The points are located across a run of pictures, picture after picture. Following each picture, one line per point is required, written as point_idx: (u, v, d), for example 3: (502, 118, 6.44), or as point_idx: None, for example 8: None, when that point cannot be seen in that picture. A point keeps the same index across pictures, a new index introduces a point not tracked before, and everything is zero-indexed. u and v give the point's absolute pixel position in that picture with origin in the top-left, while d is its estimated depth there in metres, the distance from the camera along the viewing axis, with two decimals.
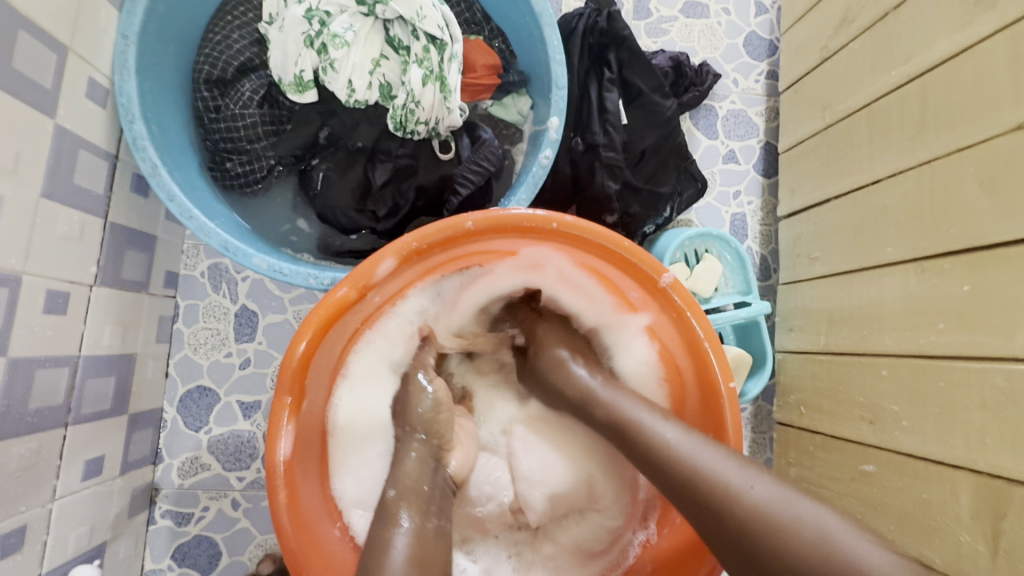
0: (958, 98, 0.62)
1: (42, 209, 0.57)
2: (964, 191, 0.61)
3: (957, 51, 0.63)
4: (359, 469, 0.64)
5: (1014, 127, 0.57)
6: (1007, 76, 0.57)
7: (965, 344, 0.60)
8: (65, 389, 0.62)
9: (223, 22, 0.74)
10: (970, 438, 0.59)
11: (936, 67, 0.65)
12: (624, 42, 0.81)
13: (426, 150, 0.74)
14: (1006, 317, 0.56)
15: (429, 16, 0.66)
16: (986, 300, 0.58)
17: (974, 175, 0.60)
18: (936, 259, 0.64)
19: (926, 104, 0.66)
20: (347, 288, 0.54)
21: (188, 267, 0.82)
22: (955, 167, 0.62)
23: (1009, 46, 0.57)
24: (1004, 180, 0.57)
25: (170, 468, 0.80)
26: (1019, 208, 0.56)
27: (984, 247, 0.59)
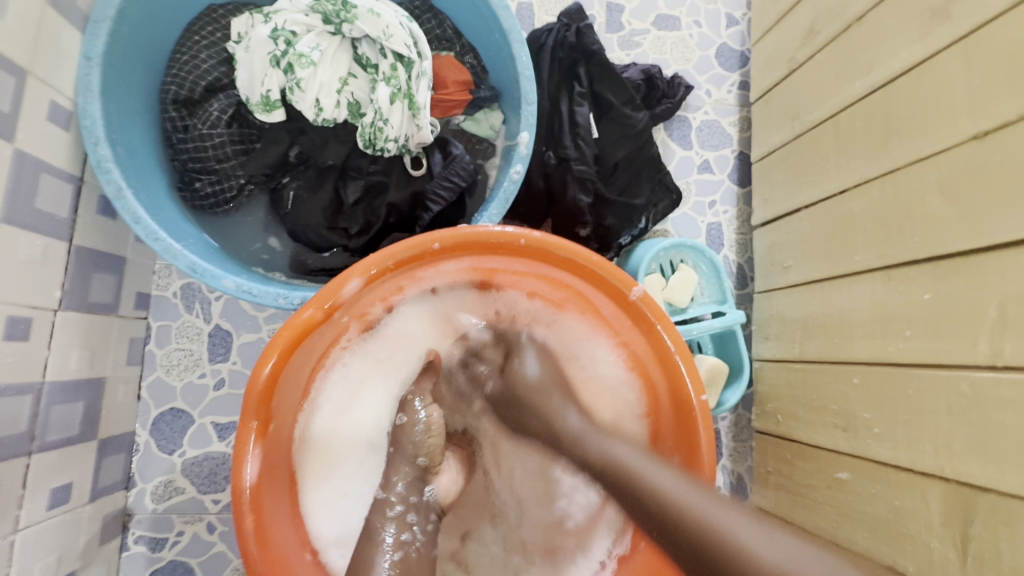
0: (918, 109, 0.63)
1: (1, 234, 0.56)
2: (925, 199, 0.62)
3: (915, 62, 0.64)
4: (337, 498, 0.63)
5: (971, 137, 0.57)
6: (963, 87, 0.58)
7: (931, 351, 0.61)
8: (28, 416, 0.61)
9: (191, 42, 0.73)
10: (940, 446, 0.59)
11: (897, 78, 0.66)
12: (594, 57, 0.82)
13: (397, 166, 0.74)
14: (967, 324, 0.57)
15: (396, 35, 0.66)
16: (947, 306, 0.59)
17: (935, 184, 0.61)
18: (902, 268, 0.65)
19: (890, 114, 0.67)
20: (312, 309, 0.53)
21: (160, 287, 0.81)
22: (917, 177, 0.63)
23: (963, 57, 0.59)
24: (964, 188, 0.58)
25: (143, 492, 0.79)
26: (978, 216, 0.57)
27: (946, 255, 0.60)
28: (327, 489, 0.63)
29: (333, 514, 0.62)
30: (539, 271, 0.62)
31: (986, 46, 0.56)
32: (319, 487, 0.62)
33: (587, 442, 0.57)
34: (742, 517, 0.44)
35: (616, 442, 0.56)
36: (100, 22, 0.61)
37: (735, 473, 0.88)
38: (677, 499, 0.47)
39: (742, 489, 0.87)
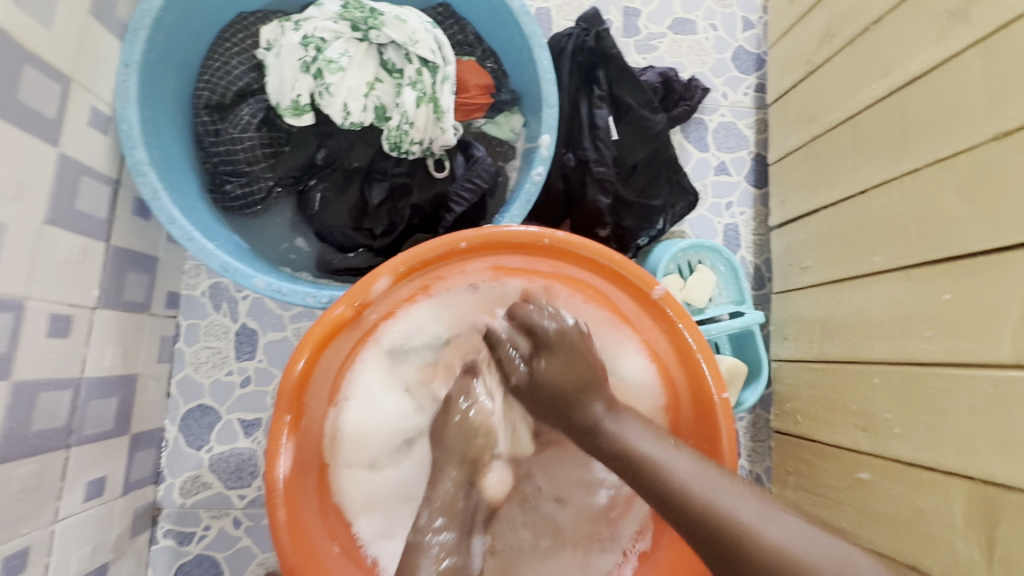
0: (937, 110, 0.64)
1: (45, 234, 0.58)
2: (946, 200, 0.62)
3: (934, 64, 0.65)
4: (364, 494, 0.63)
5: (991, 138, 0.58)
6: (984, 88, 0.59)
7: (953, 351, 0.61)
8: (67, 411, 0.63)
9: (223, 49, 0.75)
10: (962, 445, 0.59)
11: (916, 80, 0.67)
12: (613, 60, 0.83)
13: (421, 168, 0.76)
14: (990, 323, 0.57)
15: (421, 40, 0.69)
16: (968, 306, 0.59)
17: (956, 185, 0.61)
18: (923, 267, 0.65)
19: (909, 115, 0.67)
20: (343, 306, 0.55)
21: (189, 287, 0.83)
22: (937, 177, 0.64)
23: (984, 58, 0.59)
24: (985, 188, 0.58)
25: (172, 487, 0.81)
26: (1000, 216, 0.57)
27: (968, 255, 0.60)
28: (363, 484, 0.63)
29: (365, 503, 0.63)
30: (561, 271, 0.64)
31: (1007, 47, 0.57)
32: (355, 482, 0.63)
33: (603, 429, 0.56)
34: (769, 515, 0.46)
35: (636, 431, 0.55)
36: (138, 30, 0.64)
37: (754, 473, 0.88)
38: (716, 498, 0.47)
39: (761, 489, 0.88)
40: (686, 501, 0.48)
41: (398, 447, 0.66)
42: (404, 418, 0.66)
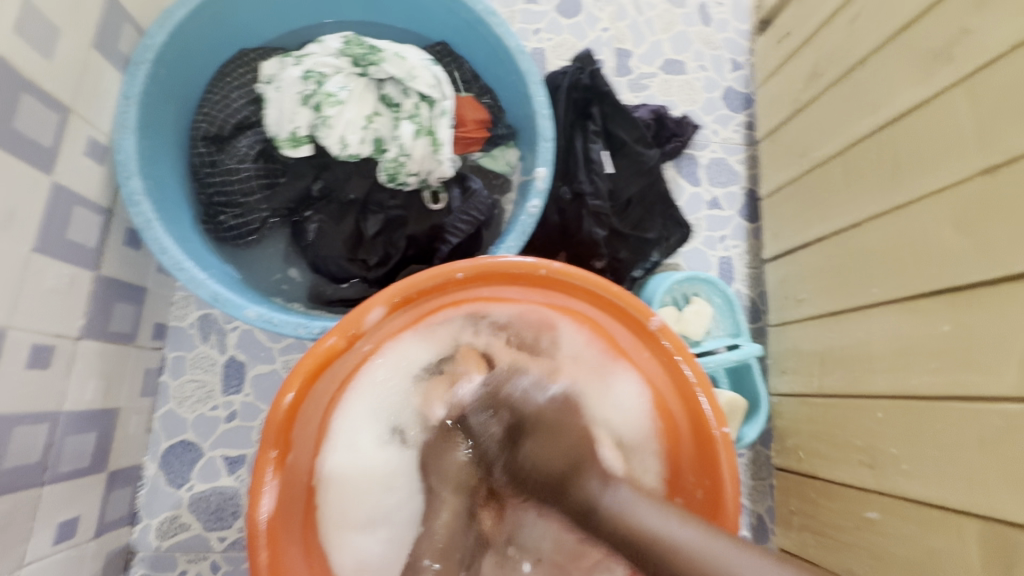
0: (924, 145, 0.66)
1: (33, 262, 0.57)
2: (942, 233, 0.63)
3: (919, 102, 0.67)
4: (353, 545, 0.60)
5: (979, 172, 0.59)
6: (971, 123, 0.60)
7: (953, 384, 0.60)
8: (43, 446, 0.60)
9: (223, 83, 0.76)
10: (973, 481, 0.57)
11: (902, 117, 0.69)
12: (606, 98, 0.85)
13: (417, 200, 0.76)
14: (991, 356, 0.57)
15: (420, 76, 0.71)
16: (970, 337, 0.59)
17: (950, 217, 0.62)
18: (920, 299, 0.65)
19: (898, 150, 0.69)
20: (335, 337, 0.54)
21: (178, 318, 0.82)
22: (930, 211, 0.64)
23: (967, 96, 0.61)
24: (979, 222, 0.59)
25: (147, 528, 0.76)
26: (995, 249, 0.57)
27: (961, 287, 0.60)
28: (350, 538, 0.60)
29: (353, 555, 0.59)
30: (556, 303, 0.63)
31: (990, 87, 0.59)
32: (342, 535, 0.59)
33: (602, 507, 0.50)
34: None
35: (640, 504, 0.49)
36: (140, 64, 0.65)
37: (756, 513, 0.86)
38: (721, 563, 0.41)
39: (764, 531, 0.85)
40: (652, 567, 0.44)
41: (390, 501, 0.62)
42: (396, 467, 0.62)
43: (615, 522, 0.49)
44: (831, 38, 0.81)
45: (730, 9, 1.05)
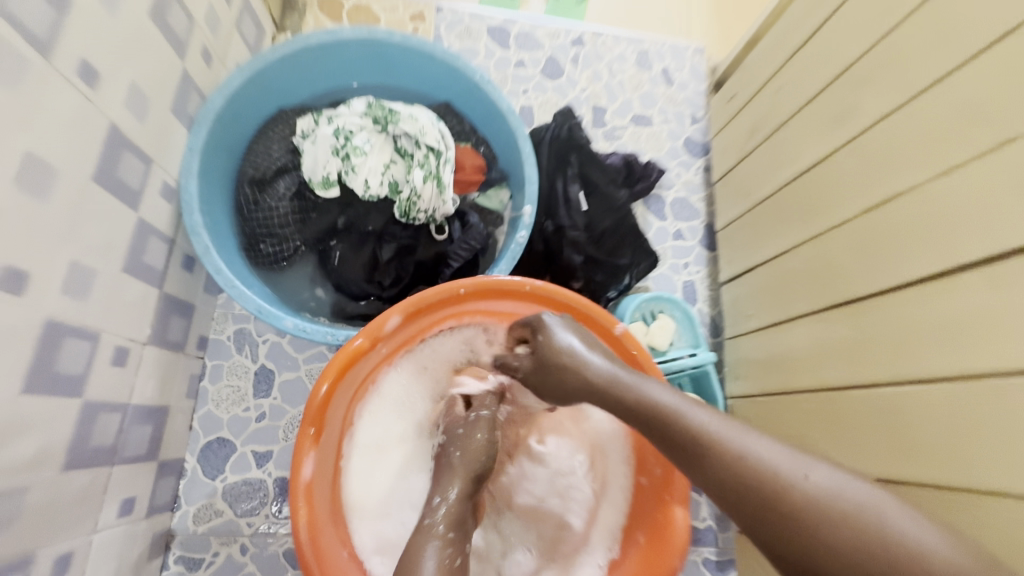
0: (823, 188, 0.82)
1: (121, 279, 0.70)
2: (838, 258, 0.78)
3: (818, 157, 0.84)
4: (373, 525, 0.70)
5: (859, 213, 0.75)
6: (850, 172, 0.77)
7: (851, 377, 0.75)
8: (116, 431, 0.72)
9: (266, 136, 0.93)
10: (869, 454, 0.71)
11: (808, 168, 0.86)
12: (583, 148, 1.02)
13: (425, 232, 0.91)
14: (870, 352, 0.72)
15: (429, 132, 0.87)
16: (860, 339, 0.74)
17: (840, 247, 0.78)
18: (826, 311, 0.80)
19: (806, 193, 0.86)
20: (362, 338, 0.68)
21: (217, 331, 0.95)
22: (828, 243, 0.80)
23: (850, 153, 0.78)
24: (859, 247, 0.75)
25: (186, 514, 0.88)
26: (872, 269, 0.73)
27: (850, 301, 0.76)
28: (370, 518, 0.70)
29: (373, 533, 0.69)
30: None
31: (863, 147, 0.76)
32: (363, 516, 0.70)
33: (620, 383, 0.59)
34: (805, 467, 0.48)
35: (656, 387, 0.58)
36: (204, 124, 0.81)
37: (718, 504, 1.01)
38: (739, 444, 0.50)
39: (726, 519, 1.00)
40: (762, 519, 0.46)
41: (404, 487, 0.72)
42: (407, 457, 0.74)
43: (632, 396, 0.57)
44: (764, 101, 0.99)
45: (689, 72, 1.24)
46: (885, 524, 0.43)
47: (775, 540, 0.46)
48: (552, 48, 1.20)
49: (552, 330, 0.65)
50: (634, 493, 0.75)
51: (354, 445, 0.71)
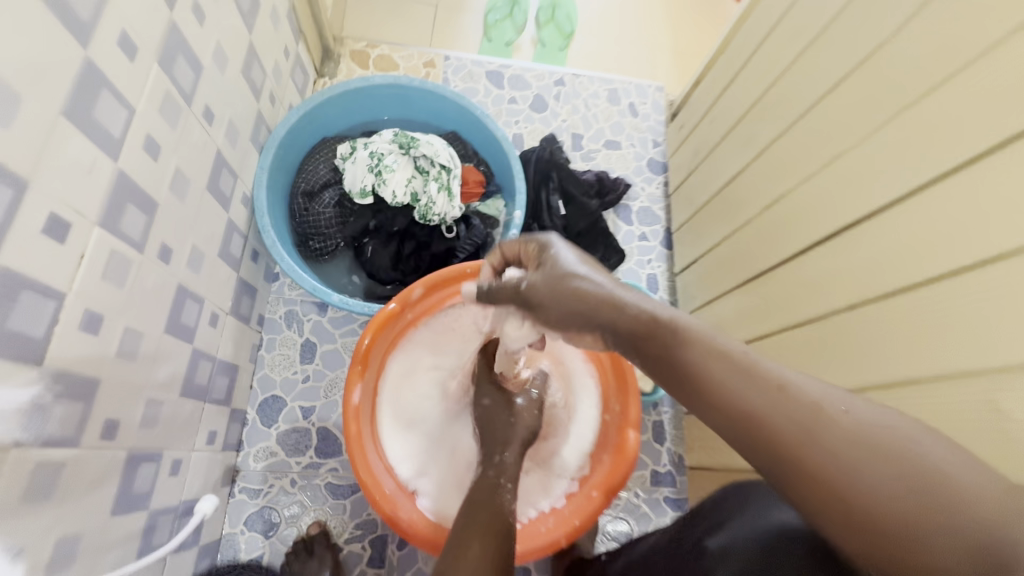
0: (734, 194, 1.07)
1: (218, 261, 0.95)
2: (743, 245, 1.03)
3: (729, 176, 1.10)
4: (405, 445, 0.95)
5: (756, 215, 0.99)
6: (747, 182, 1.03)
7: (749, 333, 0.99)
8: (209, 377, 0.96)
9: (313, 158, 1.18)
10: None
11: (725, 183, 1.11)
12: (562, 166, 1.28)
13: (438, 232, 1.16)
14: (760, 315, 0.96)
15: (442, 155, 1.13)
16: (754, 306, 0.98)
17: (743, 240, 1.03)
18: (736, 288, 1.05)
19: (724, 200, 1.11)
20: (393, 304, 0.92)
21: (271, 312, 1.20)
22: (738, 238, 1.05)
23: (749, 170, 1.02)
24: (754, 237, 0.99)
25: (248, 454, 1.10)
26: (761, 252, 0.97)
27: (748, 279, 1.01)
28: (402, 439, 0.95)
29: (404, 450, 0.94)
30: None
31: (755, 166, 1.01)
32: (396, 437, 0.95)
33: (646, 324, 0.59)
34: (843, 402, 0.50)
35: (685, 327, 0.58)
36: (269, 148, 1.06)
37: (677, 453, 1.23)
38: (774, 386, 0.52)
39: (681, 464, 1.23)
40: (804, 457, 0.48)
41: (425, 417, 0.98)
42: (429, 396, 0.99)
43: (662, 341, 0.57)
44: (701, 130, 1.26)
45: (651, 106, 1.52)
46: (915, 452, 0.45)
47: (817, 482, 0.47)
48: (539, 87, 1.48)
49: (552, 248, 0.65)
50: (598, 425, 1.01)
51: (387, 387, 0.97)
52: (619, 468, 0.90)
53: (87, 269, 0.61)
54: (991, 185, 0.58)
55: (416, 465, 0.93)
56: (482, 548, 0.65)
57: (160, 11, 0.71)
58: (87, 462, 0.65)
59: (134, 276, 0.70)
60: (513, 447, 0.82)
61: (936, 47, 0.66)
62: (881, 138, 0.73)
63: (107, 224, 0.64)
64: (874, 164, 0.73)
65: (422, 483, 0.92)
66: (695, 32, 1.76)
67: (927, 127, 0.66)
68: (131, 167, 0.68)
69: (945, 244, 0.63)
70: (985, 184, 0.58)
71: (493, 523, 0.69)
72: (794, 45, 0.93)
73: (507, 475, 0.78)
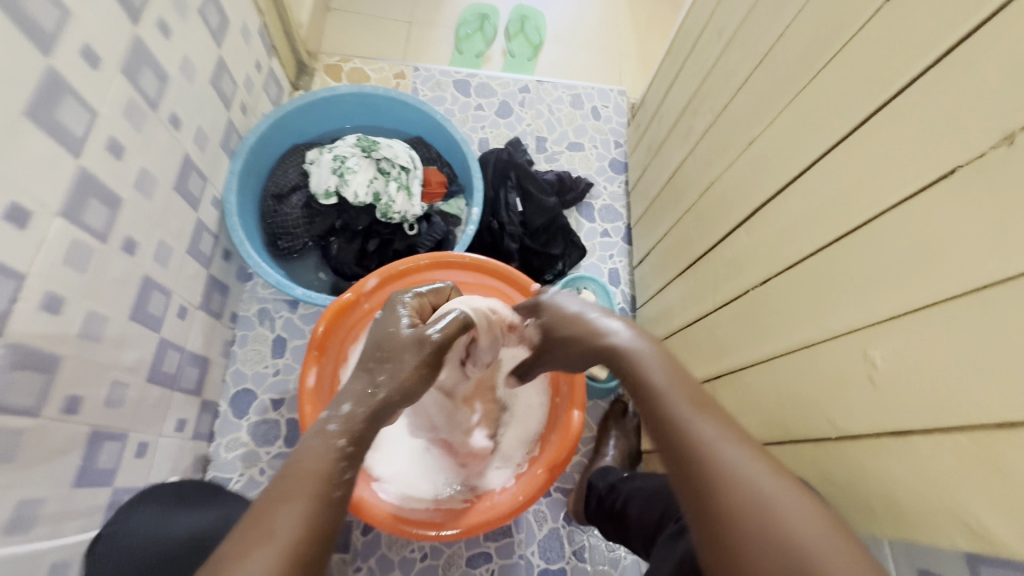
0: (677, 186, 1.12)
1: (186, 257, 1.01)
2: (685, 232, 1.07)
3: (673, 169, 1.15)
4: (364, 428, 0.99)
5: (695, 202, 1.04)
6: (687, 174, 1.08)
7: (689, 316, 1.03)
8: (177, 366, 1.01)
9: (284, 164, 1.25)
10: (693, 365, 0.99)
11: (670, 176, 1.17)
12: (520, 166, 1.34)
13: (400, 230, 1.23)
14: (697, 297, 1.00)
15: (400, 157, 1.20)
16: (692, 290, 1.03)
17: (685, 231, 1.07)
18: (679, 275, 1.09)
19: (670, 192, 1.16)
20: (348, 293, 0.98)
21: (245, 309, 1.26)
22: (682, 227, 1.09)
23: (689, 162, 1.07)
24: (693, 226, 1.04)
25: (220, 444, 1.16)
26: (698, 239, 1.02)
27: (688, 266, 1.05)
28: None
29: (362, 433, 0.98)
30: (480, 279, 1.07)
31: (692, 158, 1.06)
32: None
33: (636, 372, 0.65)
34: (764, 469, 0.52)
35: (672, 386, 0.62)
36: (240, 153, 1.13)
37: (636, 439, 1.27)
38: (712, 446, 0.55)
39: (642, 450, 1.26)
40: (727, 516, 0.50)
41: None
42: None
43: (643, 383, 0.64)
44: (652, 130, 1.32)
45: (613, 109, 1.59)
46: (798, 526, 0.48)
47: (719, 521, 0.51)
48: (504, 94, 1.55)
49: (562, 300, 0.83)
50: (549, 408, 1.05)
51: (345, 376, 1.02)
52: (564, 444, 0.94)
53: (48, 253, 0.68)
54: (857, 157, 0.62)
55: (373, 448, 0.98)
56: (272, 551, 0.49)
57: (124, 27, 0.78)
58: (50, 433, 0.71)
59: (97, 264, 0.77)
60: (358, 386, 0.67)
61: (817, 37, 0.71)
62: (783, 122, 0.78)
63: (69, 215, 0.71)
64: (776, 148, 0.78)
65: (385, 469, 0.98)
66: (658, 39, 1.84)
67: (810, 109, 0.71)
68: (93, 166, 0.75)
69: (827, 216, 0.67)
70: (853, 158, 0.63)
71: (301, 500, 0.53)
72: (718, 45, 0.99)
73: (335, 431, 0.61)
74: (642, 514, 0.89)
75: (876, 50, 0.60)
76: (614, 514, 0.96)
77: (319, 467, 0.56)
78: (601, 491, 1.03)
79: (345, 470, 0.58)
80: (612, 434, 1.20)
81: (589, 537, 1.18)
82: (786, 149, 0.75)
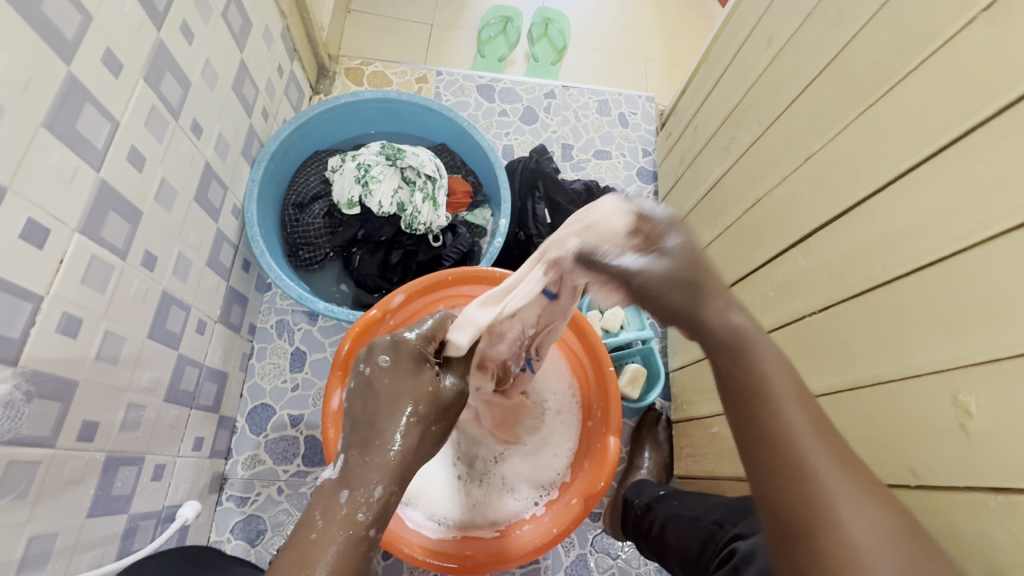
0: (716, 200, 1.07)
1: (205, 269, 0.97)
2: (726, 248, 1.02)
3: (712, 182, 1.10)
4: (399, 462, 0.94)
5: (737, 217, 0.99)
6: (729, 187, 1.02)
7: None
8: (195, 383, 0.97)
9: (306, 171, 1.21)
10: None
11: (708, 189, 1.12)
12: (547, 175, 1.29)
13: (424, 241, 1.18)
14: None
15: (427, 165, 1.15)
16: None
17: (726, 249, 1.02)
18: None
19: (707, 205, 1.11)
20: (374, 310, 0.94)
21: (263, 321, 1.22)
22: (722, 245, 1.04)
23: (732, 174, 1.02)
24: (735, 242, 0.99)
25: (237, 462, 1.12)
26: (741, 257, 0.96)
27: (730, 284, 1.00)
28: None
29: None
30: None
31: (736, 171, 1.01)
32: None
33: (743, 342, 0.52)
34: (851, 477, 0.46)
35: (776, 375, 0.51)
36: (262, 162, 1.09)
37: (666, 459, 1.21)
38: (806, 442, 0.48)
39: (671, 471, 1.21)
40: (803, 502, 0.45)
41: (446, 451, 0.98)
42: None
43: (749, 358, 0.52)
44: (686, 138, 1.27)
45: (641, 116, 1.53)
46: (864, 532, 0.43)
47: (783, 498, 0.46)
48: (529, 100, 1.51)
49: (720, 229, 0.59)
50: (582, 432, 0.99)
51: None
52: (600, 474, 0.88)
53: (66, 273, 0.64)
54: (947, 182, 0.57)
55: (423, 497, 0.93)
56: None
57: (146, 30, 0.74)
58: (64, 463, 0.67)
59: (116, 281, 0.73)
60: (381, 452, 0.62)
61: (894, 49, 0.66)
62: (847, 138, 0.72)
63: (88, 231, 0.67)
64: (840, 165, 0.73)
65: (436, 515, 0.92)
66: (686, 44, 1.78)
67: (887, 127, 0.65)
68: (113, 178, 0.71)
69: (902, 242, 0.62)
70: (940, 182, 0.58)
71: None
72: (769, 52, 0.93)
73: (364, 517, 0.59)
74: (682, 542, 0.83)
75: (977, 64, 0.55)
76: (652, 538, 0.90)
77: (327, 557, 0.55)
78: (637, 510, 0.97)
79: (365, 548, 0.58)
80: (647, 445, 1.17)
81: (618, 565, 1.13)
82: (856, 167, 0.70)
